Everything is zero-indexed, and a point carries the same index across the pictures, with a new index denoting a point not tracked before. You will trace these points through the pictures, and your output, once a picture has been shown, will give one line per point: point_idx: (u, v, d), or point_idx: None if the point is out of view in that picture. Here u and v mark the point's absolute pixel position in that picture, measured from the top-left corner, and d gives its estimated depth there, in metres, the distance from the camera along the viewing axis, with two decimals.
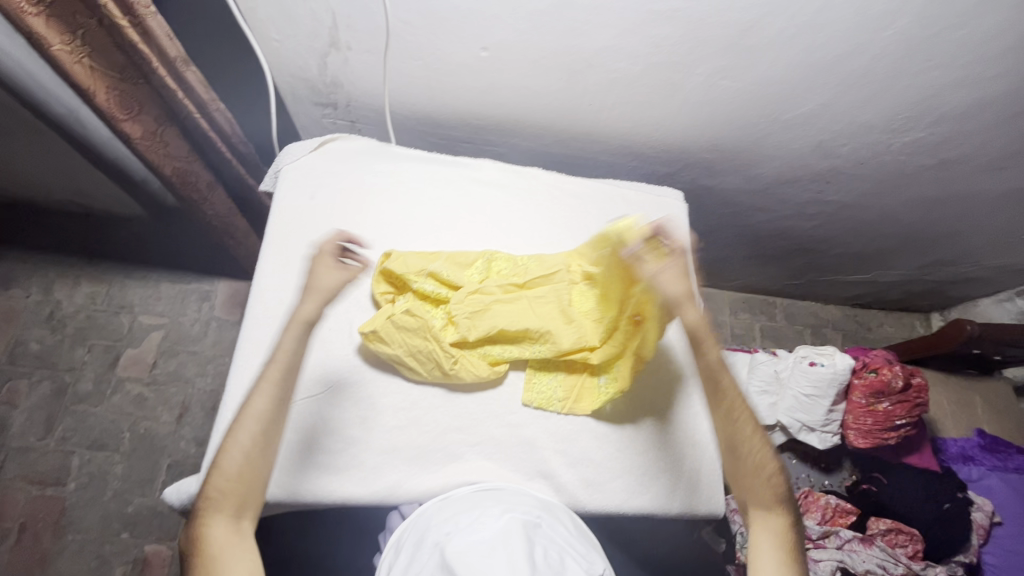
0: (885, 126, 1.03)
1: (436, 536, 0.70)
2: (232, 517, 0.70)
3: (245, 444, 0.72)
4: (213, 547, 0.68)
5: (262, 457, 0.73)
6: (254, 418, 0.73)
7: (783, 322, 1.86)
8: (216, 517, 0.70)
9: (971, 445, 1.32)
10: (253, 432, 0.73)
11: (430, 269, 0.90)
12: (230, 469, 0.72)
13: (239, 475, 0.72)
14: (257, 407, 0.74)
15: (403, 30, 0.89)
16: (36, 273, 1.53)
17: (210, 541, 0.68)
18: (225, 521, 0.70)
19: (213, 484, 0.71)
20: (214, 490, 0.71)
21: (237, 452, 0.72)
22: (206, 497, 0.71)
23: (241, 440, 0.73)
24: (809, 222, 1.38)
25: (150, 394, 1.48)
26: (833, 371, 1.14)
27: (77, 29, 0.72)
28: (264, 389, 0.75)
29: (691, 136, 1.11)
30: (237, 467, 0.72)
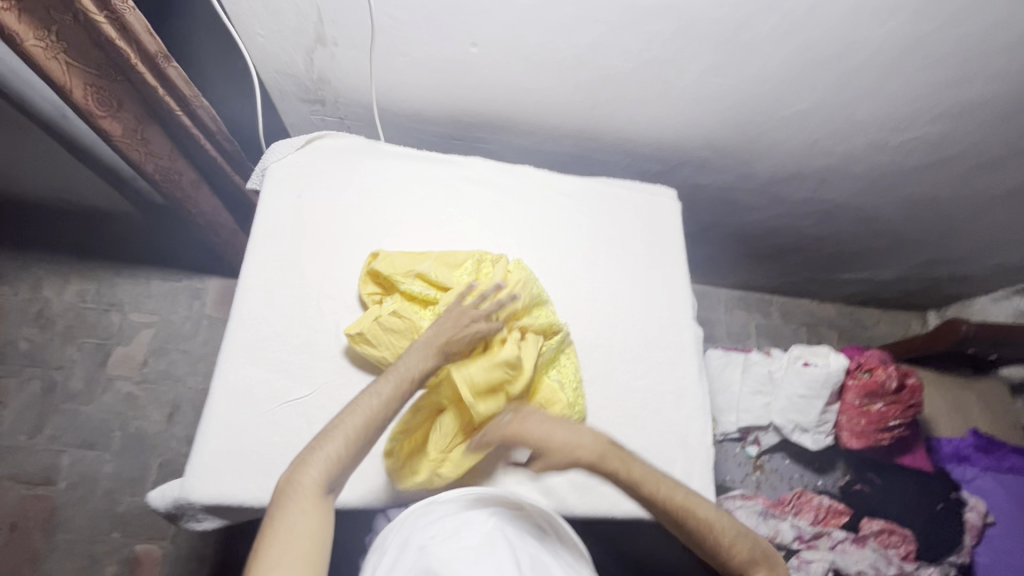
0: (882, 124, 1.01)
1: (422, 538, 0.68)
2: (315, 500, 0.63)
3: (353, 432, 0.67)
4: (290, 531, 0.61)
5: (360, 452, 0.68)
6: (371, 410, 0.68)
7: (778, 319, 1.85)
8: (301, 498, 0.63)
9: (965, 445, 1.31)
10: (365, 425, 0.68)
11: (418, 270, 0.88)
12: (333, 453, 0.65)
13: (338, 461, 0.65)
14: (374, 400, 0.68)
15: (390, 25, 0.87)
16: (24, 271, 1.51)
17: (286, 517, 0.61)
18: (308, 505, 0.63)
19: (311, 463, 0.64)
20: (312, 468, 0.64)
21: (341, 440, 0.66)
22: (297, 470, 0.64)
23: (351, 426, 0.67)
24: (804, 220, 1.37)
25: (141, 392, 1.46)
26: (827, 372, 1.14)
27: (51, 24, 0.70)
28: (384, 388, 0.70)
29: (685, 134, 1.10)
30: (344, 456, 0.66)
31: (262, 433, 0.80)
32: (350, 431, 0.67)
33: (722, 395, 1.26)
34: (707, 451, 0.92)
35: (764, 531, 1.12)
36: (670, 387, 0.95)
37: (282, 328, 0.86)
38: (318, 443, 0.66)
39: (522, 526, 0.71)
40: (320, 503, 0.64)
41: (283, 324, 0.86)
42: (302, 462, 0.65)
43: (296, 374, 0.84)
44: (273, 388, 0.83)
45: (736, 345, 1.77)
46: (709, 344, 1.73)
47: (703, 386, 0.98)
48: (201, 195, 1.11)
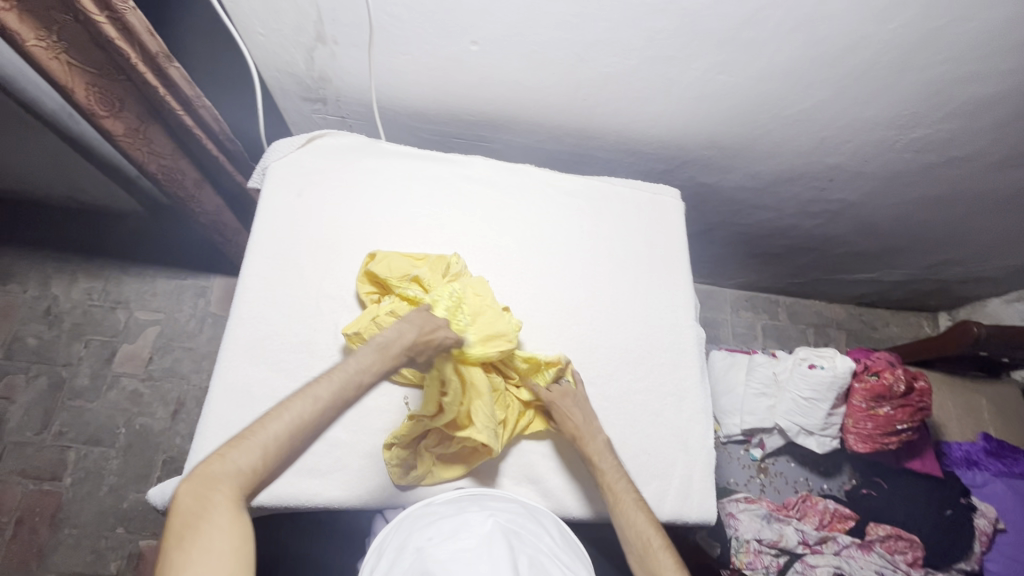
0: (890, 122, 0.99)
1: (420, 540, 0.68)
2: (234, 512, 0.59)
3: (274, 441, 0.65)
4: (205, 548, 0.56)
5: (278, 461, 0.66)
6: (294, 418, 0.66)
7: (785, 320, 1.82)
8: (217, 510, 0.59)
9: (976, 450, 1.29)
10: (288, 434, 0.66)
11: (415, 274, 0.87)
12: (253, 463, 0.63)
13: (253, 471, 0.63)
14: (301, 408, 0.67)
15: (390, 24, 0.87)
16: (33, 268, 1.53)
17: (198, 532, 0.57)
18: (224, 518, 0.58)
19: (229, 472, 0.61)
20: (228, 477, 0.61)
21: (259, 449, 0.64)
22: (211, 483, 0.60)
23: (268, 435, 0.65)
24: (812, 220, 1.35)
25: (146, 390, 1.48)
26: (833, 374, 1.11)
27: (52, 24, 0.71)
28: (315, 396, 0.68)
29: (688, 132, 1.08)
30: (265, 464, 0.64)
31: None
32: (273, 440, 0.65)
33: (726, 396, 1.24)
34: (708, 454, 0.91)
35: (768, 535, 1.08)
36: (671, 389, 0.93)
37: (281, 328, 0.86)
38: (231, 453, 0.63)
39: (520, 527, 0.70)
40: (239, 513, 0.60)
41: (281, 323, 0.86)
42: (214, 474, 0.61)
43: (294, 373, 0.84)
44: (272, 387, 0.83)
45: (742, 346, 1.76)
46: (714, 344, 1.72)
47: (705, 388, 0.96)
48: (203, 194, 1.12)
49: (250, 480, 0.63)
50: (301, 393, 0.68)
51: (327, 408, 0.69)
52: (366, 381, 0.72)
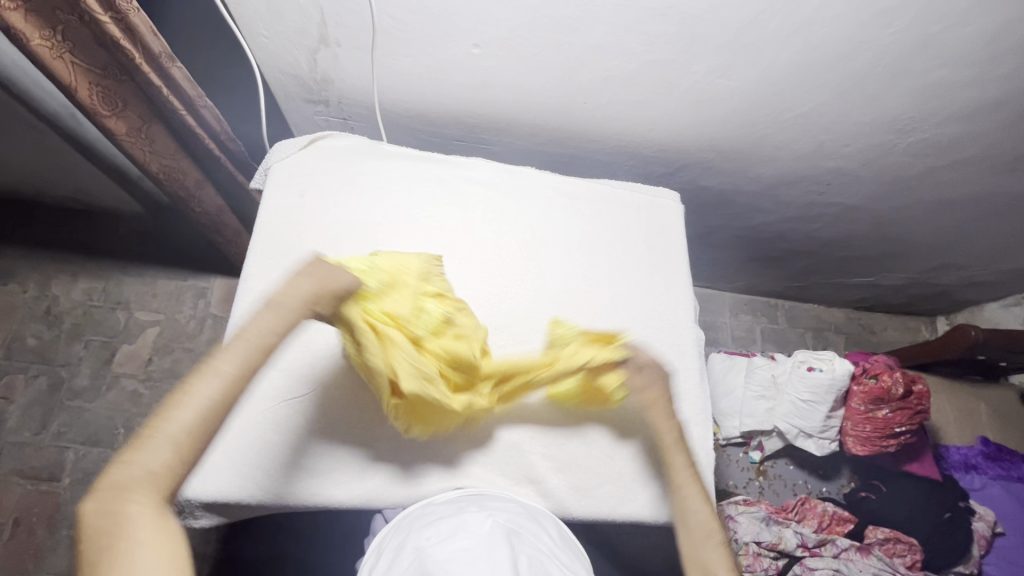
0: (888, 127, 1.00)
1: (419, 539, 0.68)
2: (157, 523, 0.52)
3: (185, 432, 0.56)
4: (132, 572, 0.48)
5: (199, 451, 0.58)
6: (202, 401, 0.57)
7: (784, 324, 1.83)
8: (137, 525, 0.50)
9: (974, 453, 1.29)
10: (200, 420, 0.57)
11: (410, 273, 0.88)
12: (166, 462, 0.54)
13: (171, 470, 0.54)
14: (210, 388, 0.58)
15: (392, 26, 0.87)
16: (33, 268, 1.53)
17: (117, 557, 0.49)
18: (149, 532, 0.51)
19: (139, 479, 0.52)
20: (138, 486, 0.52)
21: (170, 448, 0.55)
22: (117, 498, 0.51)
23: (177, 427, 0.55)
24: (811, 224, 1.36)
25: (146, 390, 1.47)
26: (832, 377, 1.11)
27: (57, 24, 0.72)
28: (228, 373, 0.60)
29: (688, 136, 1.09)
30: (183, 461, 0.55)
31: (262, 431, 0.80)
32: (188, 431, 0.56)
33: (725, 399, 1.25)
34: (707, 456, 0.91)
35: (768, 538, 1.09)
36: (670, 390, 0.94)
37: None
38: (133, 459, 0.53)
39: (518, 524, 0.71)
40: (162, 522, 0.52)
41: (282, 322, 0.87)
42: (119, 485, 0.52)
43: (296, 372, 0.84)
44: (273, 386, 0.82)
45: (741, 349, 1.76)
46: (713, 347, 1.72)
47: (705, 390, 0.97)
48: (204, 194, 1.13)
49: (168, 483, 0.54)
50: (207, 371, 0.59)
51: (243, 381, 0.61)
52: (277, 342, 0.65)
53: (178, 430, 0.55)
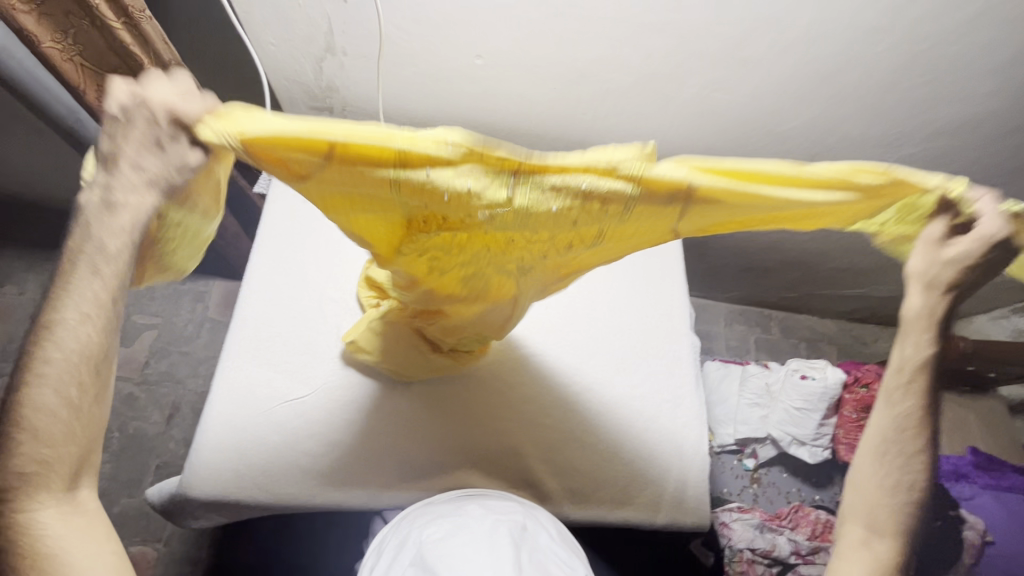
0: (878, 141, 1.03)
1: (420, 536, 0.69)
2: (67, 519, 0.57)
3: (46, 412, 0.56)
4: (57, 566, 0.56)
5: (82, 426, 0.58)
6: (49, 373, 0.55)
7: (778, 335, 1.85)
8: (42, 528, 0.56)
9: (964, 463, 1.32)
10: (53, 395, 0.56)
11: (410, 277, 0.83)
12: (50, 454, 0.56)
13: (47, 462, 0.56)
14: (54, 356, 0.56)
15: (398, 37, 0.90)
16: (32, 271, 1.54)
17: (39, 563, 0.55)
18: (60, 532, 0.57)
19: (27, 479, 0.56)
20: (29, 487, 0.56)
21: (37, 442, 0.56)
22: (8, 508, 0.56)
23: (33, 410, 0.55)
24: (802, 235, 1.39)
25: (142, 393, 1.46)
26: (824, 385, 1.15)
27: (69, 29, 0.74)
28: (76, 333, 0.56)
29: (683, 148, 1.12)
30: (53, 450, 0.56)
31: (261, 433, 0.81)
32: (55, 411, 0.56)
33: (719, 407, 1.25)
34: (703, 461, 0.92)
35: (761, 545, 1.09)
36: (667, 396, 0.95)
37: (284, 329, 0.87)
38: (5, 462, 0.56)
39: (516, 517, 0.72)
40: (74, 516, 0.58)
41: (284, 325, 0.88)
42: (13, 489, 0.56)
43: (297, 374, 0.85)
44: (273, 388, 0.83)
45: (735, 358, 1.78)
46: (707, 357, 1.74)
47: (701, 397, 0.98)
48: None
49: (51, 475, 0.56)
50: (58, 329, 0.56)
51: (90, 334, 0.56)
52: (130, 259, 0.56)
53: (43, 413, 0.55)
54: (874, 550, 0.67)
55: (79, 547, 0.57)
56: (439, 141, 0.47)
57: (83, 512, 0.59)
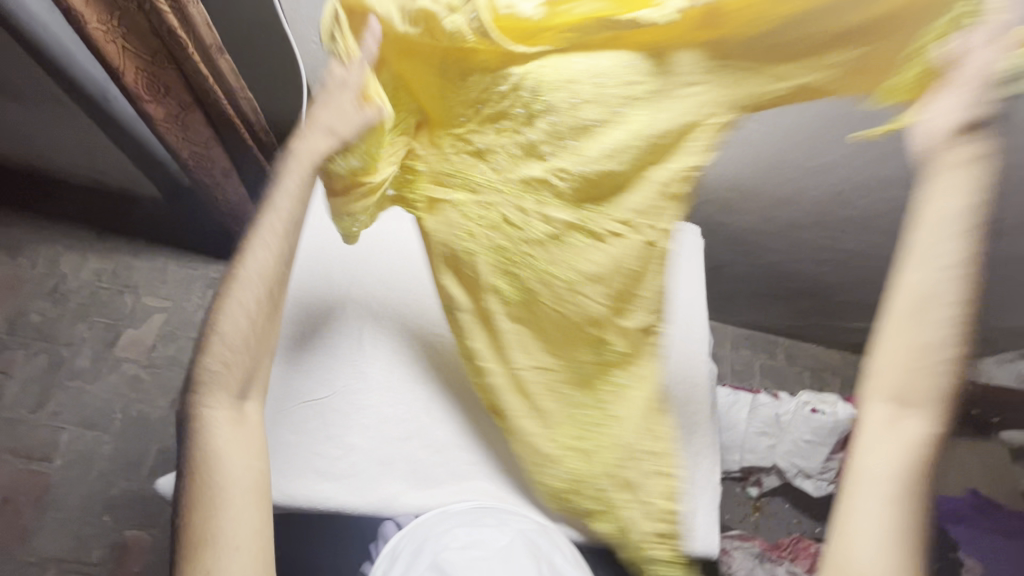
0: (906, 181, 1.03)
1: (435, 550, 0.69)
2: (234, 423, 0.68)
3: (236, 334, 0.68)
4: (210, 445, 0.66)
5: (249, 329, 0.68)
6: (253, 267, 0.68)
7: (783, 361, 1.80)
8: (224, 416, 0.68)
9: (964, 505, 1.29)
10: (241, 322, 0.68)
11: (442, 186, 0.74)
12: (226, 362, 0.68)
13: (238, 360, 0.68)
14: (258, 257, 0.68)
15: None
16: (44, 245, 1.54)
17: (208, 446, 0.66)
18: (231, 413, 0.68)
19: (202, 385, 0.68)
20: (205, 392, 0.68)
21: (231, 333, 0.68)
22: (181, 456, 0.68)
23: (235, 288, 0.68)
24: (817, 267, 1.37)
25: (147, 375, 1.47)
26: (835, 420, 1.13)
27: (115, 10, 0.79)
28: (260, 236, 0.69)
29: (711, 173, 1.12)
30: (218, 370, 0.68)
31: (281, 432, 0.82)
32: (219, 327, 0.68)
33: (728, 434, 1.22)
34: (713, 491, 0.92)
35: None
36: (682, 421, 0.95)
37: (308, 327, 0.89)
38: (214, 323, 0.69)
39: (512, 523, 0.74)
40: (238, 424, 0.68)
41: (306, 323, 0.89)
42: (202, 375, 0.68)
43: (316, 375, 0.86)
44: (294, 388, 0.85)
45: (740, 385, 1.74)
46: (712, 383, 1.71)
47: (715, 423, 0.98)
48: (227, 184, 1.15)
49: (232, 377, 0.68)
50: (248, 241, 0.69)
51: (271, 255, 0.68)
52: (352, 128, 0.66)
53: (229, 336, 0.68)
54: (905, 426, 0.55)
55: (226, 449, 0.66)
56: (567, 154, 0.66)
57: (245, 422, 0.69)
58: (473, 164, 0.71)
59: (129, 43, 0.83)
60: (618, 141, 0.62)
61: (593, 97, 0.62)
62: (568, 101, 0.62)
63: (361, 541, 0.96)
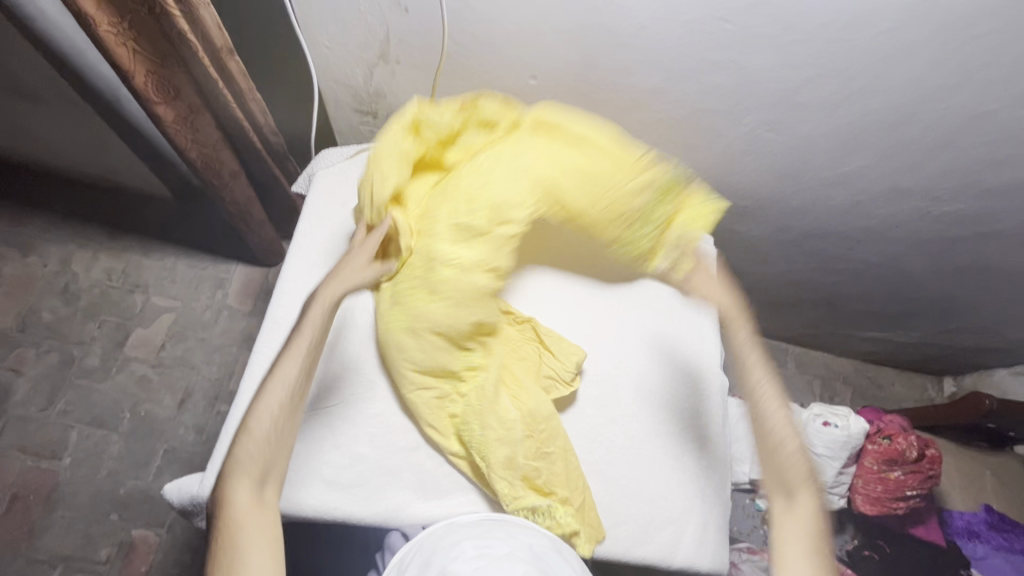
0: (926, 194, 1.00)
1: (444, 563, 0.68)
2: (258, 510, 0.71)
3: (274, 434, 0.75)
4: (233, 537, 0.69)
5: (283, 428, 0.76)
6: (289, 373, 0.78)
7: (793, 370, 1.77)
8: (248, 507, 0.71)
9: (977, 521, 1.25)
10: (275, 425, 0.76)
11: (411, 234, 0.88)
12: (256, 454, 0.73)
13: (266, 457, 0.74)
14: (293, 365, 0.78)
15: (457, 51, 0.91)
16: (56, 244, 1.55)
17: (232, 536, 0.69)
18: (253, 504, 0.72)
19: (231, 474, 0.72)
20: (234, 482, 0.72)
21: (265, 426, 0.75)
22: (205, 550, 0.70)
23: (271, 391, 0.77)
24: (832, 276, 1.34)
25: (156, 375, 1.47)
26: (847, 433, 1.12)
27: (126, 13, 0.78)
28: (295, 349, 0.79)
29: (726, 182, 1.10)
30: (248, 460, 0.73)
31: None
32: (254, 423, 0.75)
33: (737, 445, 1.21)
34: (723, 508, 0.91)
35: None
36: (691, 435, 0.94)
37: None
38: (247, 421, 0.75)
39: (521, 536, 0.72)
40: (261, 511, 0.72)
41: None
42: (232, 466, 0.73)
43: (325, 383, 0.86)
44: None
45: None
46: None
47: (726, 436, 0.97)
48: (235, 185, 1.14)
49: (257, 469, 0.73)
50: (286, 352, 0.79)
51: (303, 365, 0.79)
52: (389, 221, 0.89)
53: (258, 431, 0.75)
54: (800, 502, 0.81)
55: (250, 533, 0.70)
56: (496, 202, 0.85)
57: (265, 510, 0.72)
58: (431, 225, 0.86)
59: (139, 44, 0.82)
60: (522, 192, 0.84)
61: (511, 164, 0.86)
62: (493, 168, 0.86)
63: (365, 551, 0.96)
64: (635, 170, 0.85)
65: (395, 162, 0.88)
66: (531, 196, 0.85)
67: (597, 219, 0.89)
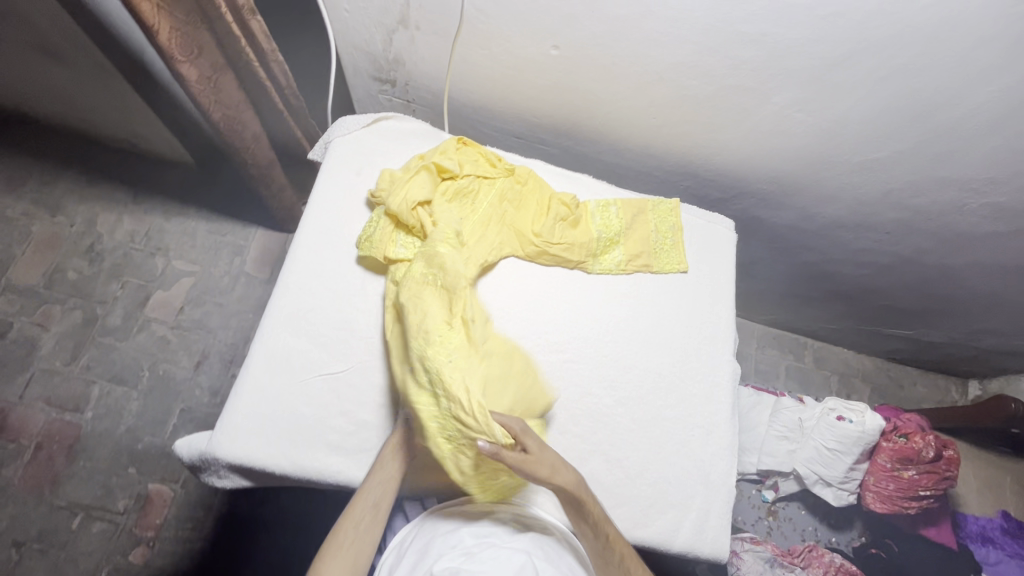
0: (965, 184, 0.95)
1: (442, 550, 0.67)
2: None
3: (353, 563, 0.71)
4: None
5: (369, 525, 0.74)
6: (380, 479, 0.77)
7: (810, 365, 1.73)
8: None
9: (992, 526, 1.22)
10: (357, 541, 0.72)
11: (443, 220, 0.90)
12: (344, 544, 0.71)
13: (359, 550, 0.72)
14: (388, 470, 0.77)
15: (476, 17, 0.88)
16: (82, 204, 1.58)
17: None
18: None
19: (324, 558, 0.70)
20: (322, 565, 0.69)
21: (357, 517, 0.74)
22: None
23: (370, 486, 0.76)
24: (858, 269, 1.30)
25: (174, 338, 1.50)
26: (861, 430, 1.09)
27: None
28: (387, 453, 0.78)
29: (751, 165, 1.07)
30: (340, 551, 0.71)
31: (294, 403, 0.83)
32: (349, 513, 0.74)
33: (746, 435, 1.17)
34: (728, 493, 0.89)
35: None
36: (699, 421, 0.92)
37: (324, 303, 0.88)
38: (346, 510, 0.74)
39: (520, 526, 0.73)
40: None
41: (324, 295, 0.89)
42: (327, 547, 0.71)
43: (333, 349, 0.86)
44: (310, 359, 0.85)
45: (764, 385, 1.69)
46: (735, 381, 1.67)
47: (735, 424, 0.95)
48: (257, 147, 1.14)
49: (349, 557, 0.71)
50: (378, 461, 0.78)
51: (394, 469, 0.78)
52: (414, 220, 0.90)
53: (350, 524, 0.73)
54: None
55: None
56: (520, 208, 0.97)
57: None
58: (458, 222, 0.91)
59: (163, 1, 0.79)
60: (532, 204, 0.97)
61: (524, 181, 0.98)
62: (507, 183, 0.98)
63: None
64: (600, 209, 0.99)
65: (412, 176, 0.92)
66: (528, 224, 0.95)
67: (574, 242, 0.95)
